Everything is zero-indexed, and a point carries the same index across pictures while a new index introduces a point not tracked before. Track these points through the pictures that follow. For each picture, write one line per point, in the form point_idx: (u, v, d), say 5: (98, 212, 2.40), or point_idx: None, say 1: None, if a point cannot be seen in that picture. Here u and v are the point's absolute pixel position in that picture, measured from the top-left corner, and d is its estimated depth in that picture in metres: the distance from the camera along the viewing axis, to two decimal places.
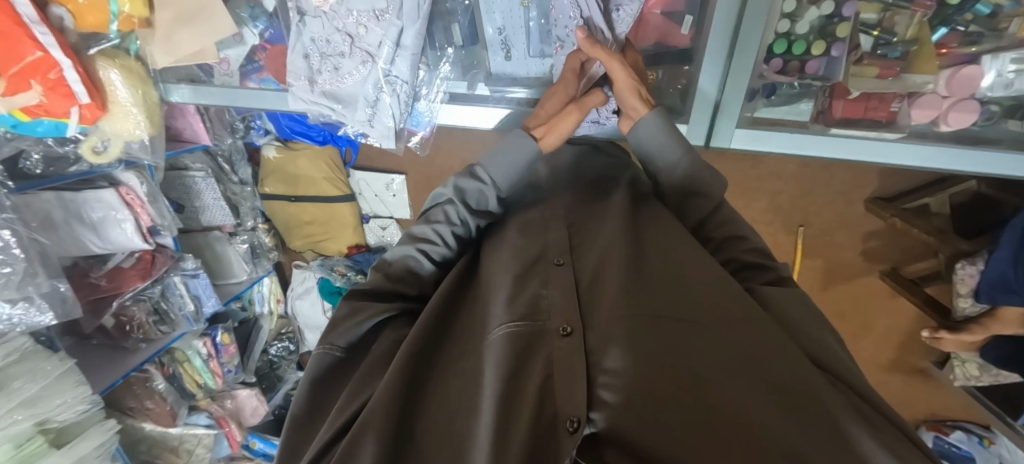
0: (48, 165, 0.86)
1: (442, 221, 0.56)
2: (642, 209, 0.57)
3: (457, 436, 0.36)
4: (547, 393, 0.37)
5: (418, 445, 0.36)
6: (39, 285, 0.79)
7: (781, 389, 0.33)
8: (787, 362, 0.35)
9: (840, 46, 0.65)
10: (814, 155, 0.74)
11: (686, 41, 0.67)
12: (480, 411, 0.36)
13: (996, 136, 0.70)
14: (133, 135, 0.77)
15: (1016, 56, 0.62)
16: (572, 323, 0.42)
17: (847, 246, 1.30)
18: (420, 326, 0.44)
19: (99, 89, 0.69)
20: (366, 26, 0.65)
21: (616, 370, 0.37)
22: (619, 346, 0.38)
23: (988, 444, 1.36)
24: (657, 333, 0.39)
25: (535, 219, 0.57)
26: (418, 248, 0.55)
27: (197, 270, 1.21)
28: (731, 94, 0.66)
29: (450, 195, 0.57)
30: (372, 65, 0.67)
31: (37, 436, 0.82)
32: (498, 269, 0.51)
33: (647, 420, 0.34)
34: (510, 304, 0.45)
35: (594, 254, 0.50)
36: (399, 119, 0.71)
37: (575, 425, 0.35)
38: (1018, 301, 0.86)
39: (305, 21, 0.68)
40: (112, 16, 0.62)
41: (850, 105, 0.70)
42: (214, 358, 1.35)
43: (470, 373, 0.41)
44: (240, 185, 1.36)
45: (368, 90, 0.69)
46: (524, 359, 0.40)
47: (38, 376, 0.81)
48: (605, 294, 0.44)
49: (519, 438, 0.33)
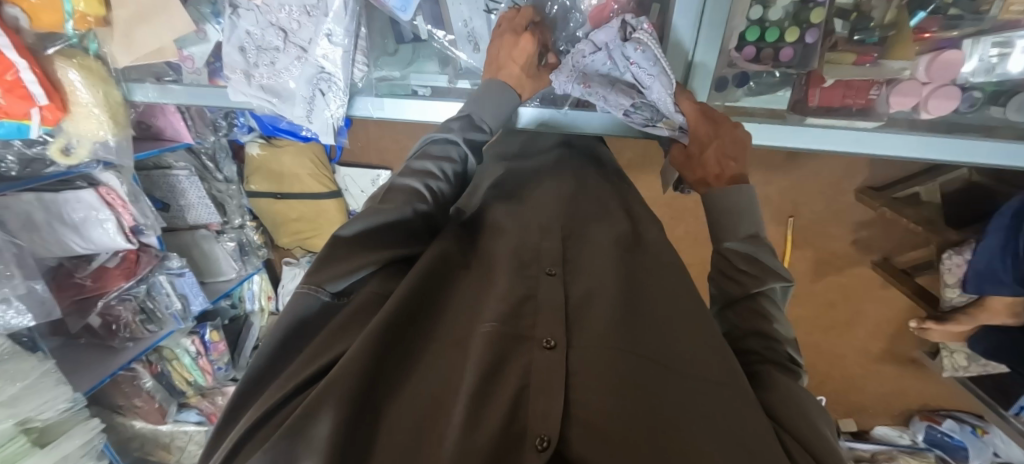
0: (24, 167, 0.86)
1: (444, 157, 0.58)
2: (609, 231, 0.58)
3: (422, 437, 0.34)
4: (520, 403, 0.37)
5: (375, 431, 0.35)
6: (14, 287, 0.79)
7: (749, 445, 0.34)
8: (753, 419, 0.36)
9: (813, 33, 0.62)
10: (798, 148, 0.72)
11: (655, 31, 0.69)
12: (452, 410, 0.35)
13: (978, 123, 0.68)
14: (98, 136, 0.77)
15: (998, 39, 0.60)
16: (556, 337, 0.42)
17: (837, 237, 1.28)
18: (396, 308, 0.42)
19: (59, 90, 0.69)
20: (299, 21, 0.63)
21: (595, 394, 0.37)
22: (598, 371, 0.39)
23: (980, 433, 1.35)
24: (637, 372, 0.39)
25: (535, 225, 0.59)
26: (426, 181, 0.56)
27: (183, 269, 1.20)
28: (699, 63, 0.66)
29: (451, 134, 0.59)
30: (306, 59, 0.65)
31: (18, 436, 0.83)
32: (490, 280, 0.50)
33: (615, 450, 0.33)
34: (502, 303, 0.44)
35: (588, 274, 0.51)
36: (339, 115, 0.69)
37: (544, 444, 0.34)
38: (1006, 291, 0.84)
39: (238, 13, 0.64)
40: (67, 15, 0.63)
41: (826, 92, 0.68)
42: (203, 355, 1.35)
43: (446, 371, 0.40)
44: (226, 182, 1.35)
45: (305, 87, 0.67)
46: (501, 363, 0.39)
47: (17, 377, 0.81)
48: (594, 320, 0.44)
49: (484, 441, 0.32)
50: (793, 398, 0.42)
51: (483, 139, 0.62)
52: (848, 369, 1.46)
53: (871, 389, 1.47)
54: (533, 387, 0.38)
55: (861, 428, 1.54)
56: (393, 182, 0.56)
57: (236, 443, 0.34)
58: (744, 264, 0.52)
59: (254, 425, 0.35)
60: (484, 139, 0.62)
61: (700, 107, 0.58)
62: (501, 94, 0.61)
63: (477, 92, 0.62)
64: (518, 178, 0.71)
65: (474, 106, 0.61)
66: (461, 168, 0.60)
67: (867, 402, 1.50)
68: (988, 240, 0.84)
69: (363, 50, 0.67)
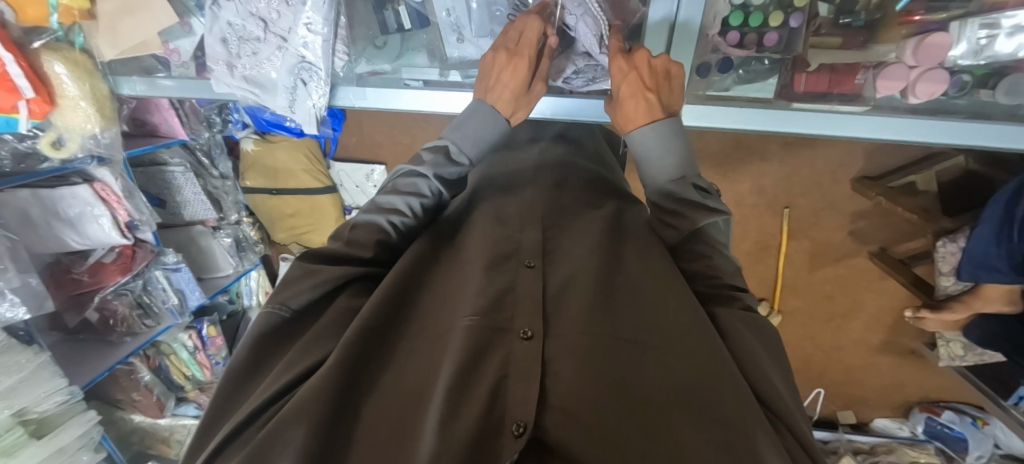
0: (17, 163, 0.86)
1: (413, 193, 0.56)
2: (590, 218, 0.58)
3: (403, 434, 0.35)
4: (498, 395, 0.37)
5: (356, 429, 0.36)
6: (9, 281, 0.81)
7: (725, 420, 0.34)
8: (731, 394, 0.36)
9: (797, 17, 0.62)
10: (778, 132, 0.71)
11: (635, 17, 0.68)
12: (431, 405, 0.36)
13: (967, 107, 0.67)
14: (86, 128, 0.79)
15: (986, 20, 0.59)
16: (534, 328, 0.42)
17: (833, 227, 1.27)
18: (372, 308, 0.43)
19: (45, 83, 0.71)
20: (279, 11, 0.64)
21: (572, 381, 0.37)
22: (575, 359, 0.39)
23: (980, 425, 1.34)
24: (616, 356, 0.39)
25: (513, 215, 0.57)
26: (389, 220, 0.53)
27: (178, 264, 1.22)
28: (683, 38, 0.64)
29: (422, 167, 0.57)
30: (287, 49, 0.66)
31: (16, 428, 0.85)
32: (468, 269, 0.50)
33: (592, 437, 0.34)
34: (479, 297, 0.44)
35: (567, 262, 0.50)
36: (321, 106, 0.70)
37: (521, 429, 0.35)
38: (1001, 278, 0.82)
39: (218, 4, 0.64)
40: (52, 9, 0.65)
41: (813, 77, 0.66)
42: (201, 350, 1.39)
43: (427, 366, 0.41)
44: (221, 179, 1.36)
45: (287, 77, 0.68)
46: (478, 356, 0.39)
47: (14, 369, 0.83)
48: (572, 308, 0.44)
49: (461, 432, 0.33)
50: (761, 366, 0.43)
51: (457, 170, 0.59)
52: (847, 361, 1.45)
53: (870, 380, 1.46)
54: (512, 377, 0.38)
55: (860, 420, 1.54)
56: (357, 219, 0.55)
57: (220, 445, 0.35)
58: (682, 207, 0.52)
59: (241, 426, 0.36)
60: (460, 170, 0.59)
61: (629, 67, 0.56)
62: (474, 118, 0.59)
63: (456, 117, 0.60)
64: (509, 166, 0.70)
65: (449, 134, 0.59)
66: (431, 201, 0.58)
67: (867, 394, 1.49)
68: (982, 227, 0.83)
69: (344, 40, 0.68)
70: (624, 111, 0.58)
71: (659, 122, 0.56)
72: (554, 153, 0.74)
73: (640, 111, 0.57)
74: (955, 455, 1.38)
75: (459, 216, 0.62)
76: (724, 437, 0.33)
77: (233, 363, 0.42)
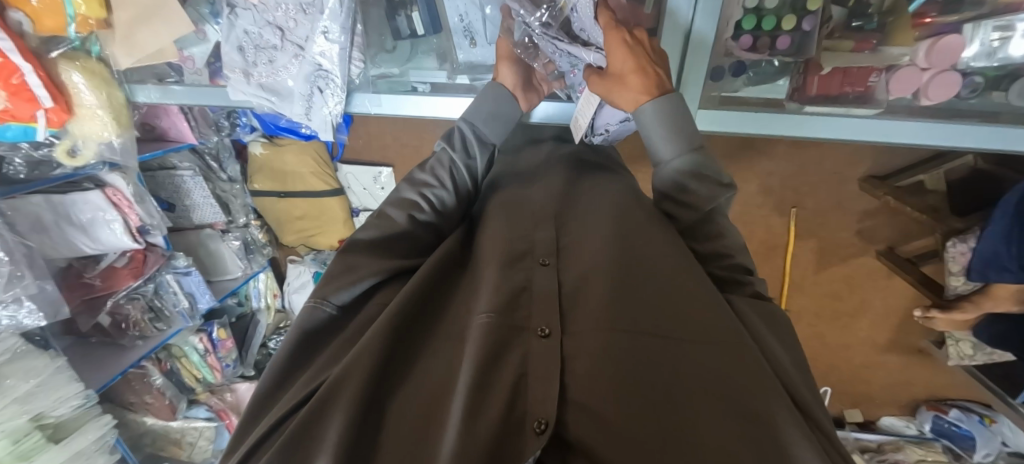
0: (32, 169, 0.87)
1: (442, 166, 0.60)
2: (604, 204, 0.57)
3: (427, 429, 0.34)
4: (519, 391, 0.36)
5: (381, 426, 0.35)
6: (26, 287, 0.81)
7: (751, 413, 0.33)
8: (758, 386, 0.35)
9: (811, 20, 0.61)
10: (782, 134, 0.71)
11: (649, 21, 0.67)
12: (452, 402, 0.35)
13: (981, 108, 0.67)
14: (102, 136, 0.80)
15: (999, 22, 0.59)
16: (552, 325, 0.41)
17: (841, 226, 1.26)
18: (391, 309, 0.42)
19: (63, 93, 0.72)
20: (296, 20, 0.65)
21: (592, 376, 0.36)
22: (595, 354, 0.38)
23: (988, 422, 1.35)
24: (635, 348, 0.38)
25: (526, 215, 0.56)
26: (422, 191, 0.57)
27: (188, 268, 1.23)
28: (698, 46, 0.64)
29: (447, 145, 0.62)
30: (302, 57, 0.67)
31: (35, 431, 0.87)
32: (481, 267, 0.49)
33: (618, 433, 0.33)
34: (497, 293, 0.43)
35: (581, 256, 0.49)
36: (336, 112, 0.71)
37: (542, 426, 0.34)
38: (1012, 278, 0.82)
39: (235, 13, 0.65)
40: (69, 19, 0.65)
41: (824, 80, 0.67)
42: (211, 353, 1.40)
43: (446, 366, 0.40)
44: (230, 182, 1.37)
45: (303, 85, 0.68)
46: (497, 353, 0.38)
47: (31, 373, 0.85)
48: (591, 301, 0.42)
49: (484, 431, 0.32)
50: (785, 360, 0.42)
51: (480, 145, 0.64)
52: (853, 359, 1.45)
53: (878, 378, 1.46)
54: (532, 375, 0.37)
55: (867, 418, 1.54)
56: (393, 199, 0.58)
57: (252, 446, 0.35)
58: (697, 185, 0.53)
59: (268, 433, 0.35)
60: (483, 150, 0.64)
61: (629, 41, 0.53)
62: (503, 110, 0.66)
63: (471, 106, 0.67)
64: (523, 164, 0.70)
65: (487, 126, 0.65)
66: (465, 187, 0.62)
67: (875, 392, 1.49)
68: (992, 227, 0.83)
69: (359, 47, 0.67)
70: (628, 88, 0.55)
71: (664, 101, 0.54)
72: (560, 151, 0.73)
73: (639, 87, 0.54)
74: (962, 453, 1.39)
75: (472, 218, 0.61)
76: (751, 430, 0.32)
77: (268, 370, 0.42)
